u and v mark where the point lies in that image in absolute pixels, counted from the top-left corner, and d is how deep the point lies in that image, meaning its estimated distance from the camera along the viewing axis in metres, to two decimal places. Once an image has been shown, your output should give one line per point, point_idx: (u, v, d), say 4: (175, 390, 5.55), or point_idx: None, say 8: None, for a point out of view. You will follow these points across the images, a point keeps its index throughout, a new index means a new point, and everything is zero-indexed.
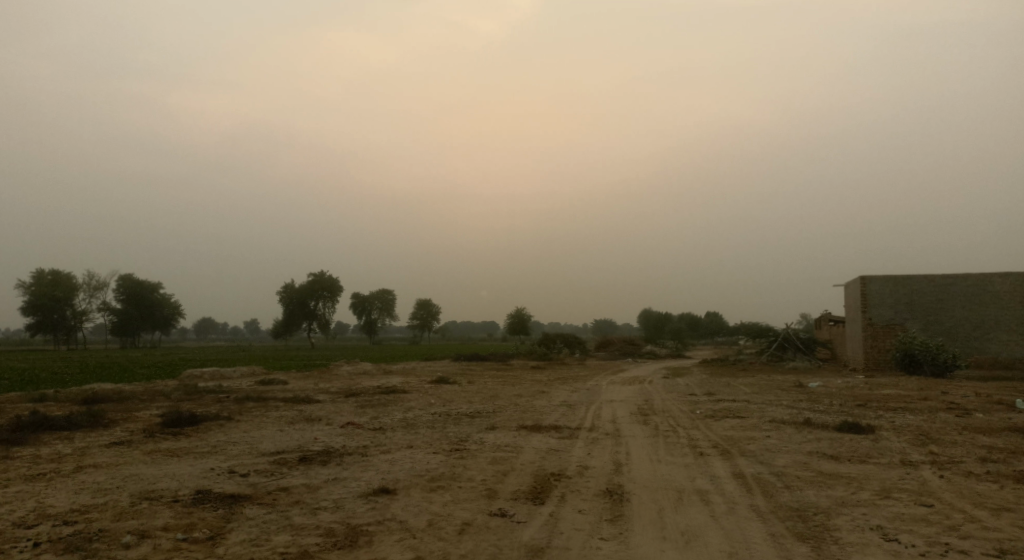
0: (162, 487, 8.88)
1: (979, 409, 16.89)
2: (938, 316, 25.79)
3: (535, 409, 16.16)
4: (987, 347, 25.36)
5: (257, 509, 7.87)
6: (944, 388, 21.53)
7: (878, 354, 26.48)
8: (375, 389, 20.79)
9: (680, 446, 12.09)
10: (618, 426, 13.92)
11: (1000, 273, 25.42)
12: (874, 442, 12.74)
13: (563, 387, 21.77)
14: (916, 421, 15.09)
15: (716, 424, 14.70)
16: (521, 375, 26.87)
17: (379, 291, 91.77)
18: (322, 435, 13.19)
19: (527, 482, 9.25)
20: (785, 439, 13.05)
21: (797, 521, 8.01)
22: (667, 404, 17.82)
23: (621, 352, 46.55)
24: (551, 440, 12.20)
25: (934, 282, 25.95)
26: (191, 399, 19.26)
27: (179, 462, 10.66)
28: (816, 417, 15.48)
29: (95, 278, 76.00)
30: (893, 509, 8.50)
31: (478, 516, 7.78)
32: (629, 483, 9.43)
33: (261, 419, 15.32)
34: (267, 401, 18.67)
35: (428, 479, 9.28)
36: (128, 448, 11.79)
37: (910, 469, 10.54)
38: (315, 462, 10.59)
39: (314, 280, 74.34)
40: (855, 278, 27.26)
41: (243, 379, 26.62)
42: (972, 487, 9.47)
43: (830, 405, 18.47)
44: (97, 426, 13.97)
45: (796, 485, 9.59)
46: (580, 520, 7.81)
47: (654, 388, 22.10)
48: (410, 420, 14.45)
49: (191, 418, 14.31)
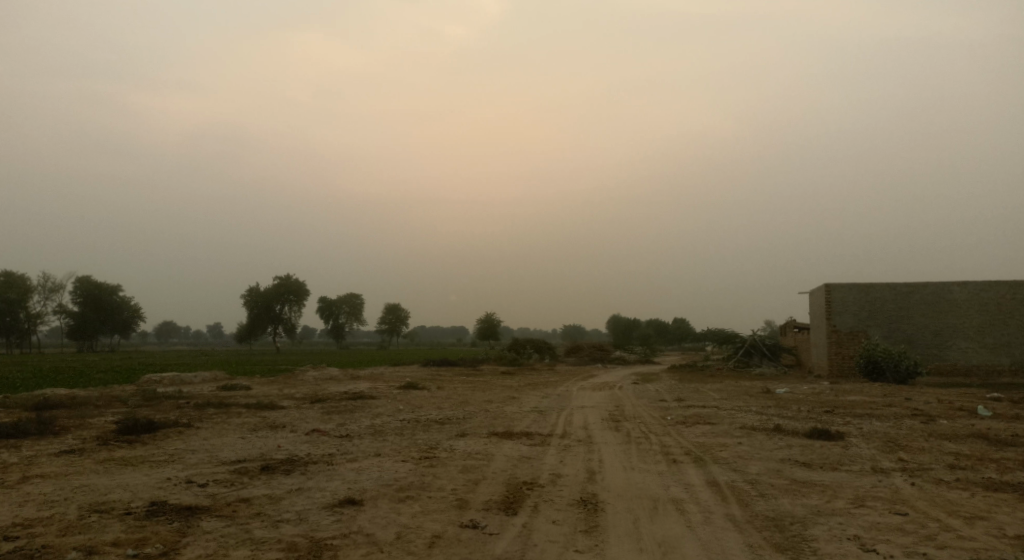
0: (113, 499, 8.45)
1: (942, 416, 16.97)
2: (900, 323, 26.04)
3: (506, 415, 15.85)
4: (948, 354, 25.66)
5: (214, 522, 7.48)
6: (907, 394, 21.70)
7: (842, 361, 26.67)
8: (342, 394, 20.36)
9: (653, 453, 11.90)
10: (589, 433, 13.68)
11: (959, 282, 25.77)
12: (844, 448, 12.67)
13: (533, 392, 21.52)
14: (883, 427, 15.08)
15: (687, 431, 14.55)
16: (491, 381, 26.61)
17: (347, 295, 90.91)
18: (285, 442, 12.78)
19: (498, 491, 8.96)
20: (757, 445, 12.91)
21: (774, 531, 7.83)
22: (637, 410, 17.67)
23: (591, 358, 46.46)
24: (522, 447, 11.93)
25: (896, 290, 26.22)
26: (150, 405, 18.66)
27: (134, 471, 10.21)
28: (785, 424, 15.41)
29: (52, 280, 74.40)
30: (869, 518, 8.36)
31: (448, 527, 7.47)
32: (604, 492, 9.18)
33: (222, 426, 14.83)
34: (229, 407, 18.13)
35: (396, 489, 8.93)
36: (79, 457, 11.29)
37: (883, 477, 10.44)
38: (277, 472, 10.19)
39: (280, 282, 73.46)
40: (819, 286, 27.43)
41: (204, 384, 25.91)
42: (944, 496, 9.38)
43: (797, 410, 18.48)
44: (47, 433, 13.39)
45: (771, 493, 9.42)
46: (555, 531, 7.55)
47: (624, 393, 21.95)
48: (377, 427, 14.10)
49: (148, 425, 13.81)
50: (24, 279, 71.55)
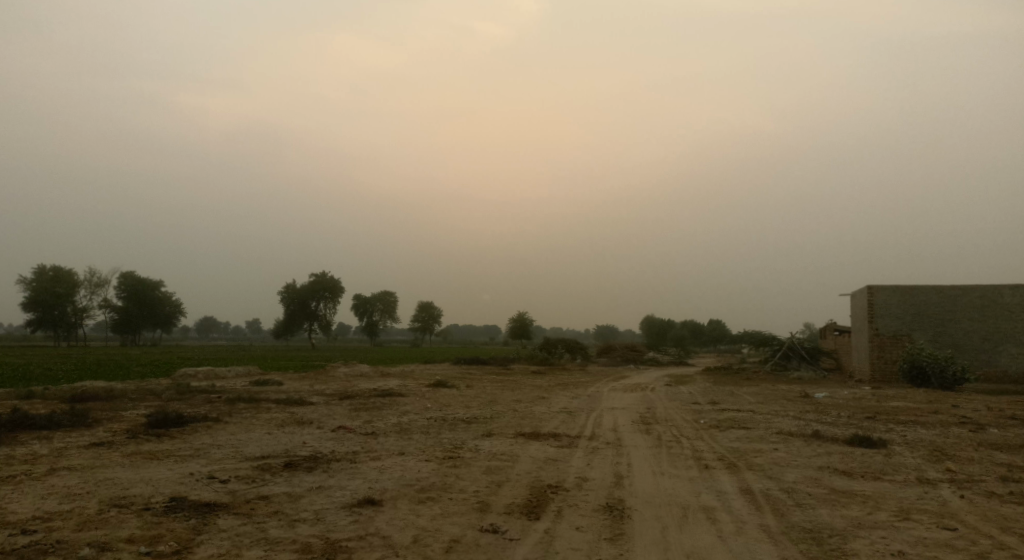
0: (133, 494, 8.37)
1: (992, 424, 16.29)
2: (946, 328, 25.21)
3: (534, 416, 15.61)
4: (996, 360, 24.77)
5: (231, 520, 7.34)
6: (955, 401, 20.96)
7: (884, 365, 25.92)
8: (371, 392, 20.29)
9: (684, 458, 11.54)
10: (619, 435, 13.36)
11: (1009, 286, 24.82)
12: (887, 457, 12.18)
13: (564, 393, 21.23)
14: (928, 435, 14.50)
15: (721, 435, 14.13)
16: (522, 380, 26.39)
17: (381, 293, 91.41)
18: (311, 439, 12.69)
19: (522, 495, 8.71)
20: (794, 452, 12.48)
21: (811, 544, 7.47)
22: (670, 413, 17.31)
23: (624, 359, 45.97)
24: (549, 449, 11.66)
25: (942, 293, 25.39)
26: (182, 399, 18.75)
27: (158, 465, 10.17)
28: (823, 429, 14.94)
29: (97, 274, 75.96)
30: (914, 533, 7.94)
31: (467, 532, 7.25)
32: (631, 497, 8.88)
33: (250, 421, 14.81)
34: (259, 402, 18.16)
35: (417, 490, 8.74)
36: (107, 450, 11.30)
37: (929, 488, 9.97)
38: (300, 469, 10.06)
39: (316, 280, 73.95)
40: (861, 288, 26.69)
41: (237, 379, 26.09)
42: (995, 510, 8.91)
43: (837, 416, 17.94)
44: (79, 425, 13.47)
45: (808, 503, 9.03)
46: (578, 539, 7.27)
47: (657, 395, 21.57)
48: (404, 425, 13.93)
49: (177, 419, 13.83)
50: (71, 273, 73.02)
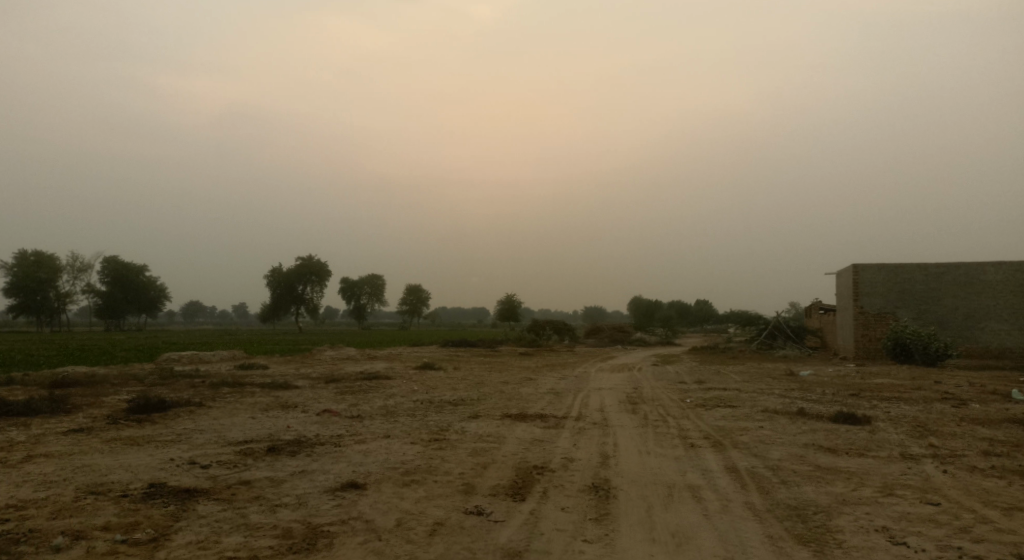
0: (111, 481, 8.23)
1: (974, 400, 16.37)
2: (930, 304, 25.34)
3: (521, 397, 15.55)
4: (979, 336, 24.93)
5: (210, 506, 7.22)
6: (938, 377, 21.08)
7: (869, 342, 26.04)
8: (357, 375, 20.16)
9: (670, 437, 11.50)
10: (605, 415, 13.33)
11: (992, 263, 24.94)
12: (871, 433, 12.20)
13: (551, 373, 21.20)
14: (911, 411, 14.55)
15: (707, 414, 14.12)
16: (509, 362, 26.35)
17: (368, 276, 91.01)
18: (295, 423, 12.55)
19: (507, 476, 8.63)
20: (780, 430, 12.47)
21: (796, 521, 7.43)
22: (656, 392, 17.31)
23: (611, 339, 46.03)
24: (535, 430, 11.60)
25: (926, 271, 25.48)
26: (165, 384, 18.54)
27: (138, 451, 10.01)
28: (809, 407, 14.95)
29: (79, 259, 75.20)
30: (898, 508, 7.93)
31: (452, 514, 7.16)
32: (617, 477, 8.82)
33: (233, 405, 14.66)
34: (244, 387, 18.00)
35: (401, 472, 8.64)
36: (86, 436, 11.13)
37: (912, 464, 9.99)
38: (283, 453, 9.94)
39: (303, 263, 73.41)
40: (846, 266, 26.74)
41: (221, 363, 25.91)
42: (979, 484, 8.93)
43: (823, 393, 18.00)
44: (58, 412, 13.27)
45: (793, 480, 9.02)
46: (563, 519, 7.20)
47: (644, 375, 21.58)
48: (390, 408, 13.84)
49: (159, 404, 13.66)
50: (52, 258, 72.15)
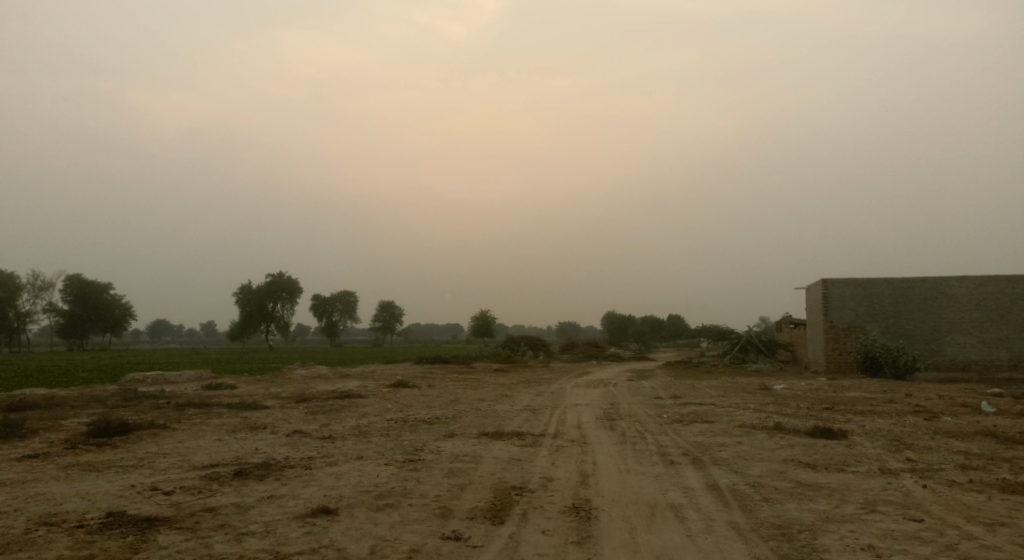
0: (67, 510, 7.81)
1: (945, 413, 16.41)
2: (898, 318, 25.53)
3: (497, 414, 15.28)
4: (947, 349, 25.13)
5: (172, 536, 6.84)
6: (908, 390, 21.19)
7: (839, 356, 26.16)
8: (329, 393, 19.74)
9: (649, 454, 11.29)
10: (583, 432, 13.11)
11: (957, 277, 25.23)
12: (849, 448, 12.10)
13: (527, 390, 20.95)
14: (886, 425, 14.52)
15: (684, 429, 13.96)
16: (483, 379, 26.04)
17: (339, 293, 90.14)
18: (264, 444, 12.15)
19: (485, 498, 8.35)
20: (758, 445, 12.32)
21: (781, 541, 7.24)
22: (632, 408, 17.13)
23: (586, 355, 45.91)
24: (513, 448, 11.33)
25: (893, 284, 25.70)
26: (128, 405, 17.98)
27: (97, 478, 9.57)
28: (784, 421, 14.87)
29: (41, 277, 73.56)
30: (882, 526, 7.79)
31: (428, 540, 6.87)
32: (597, 497, 8.59)
33: (200, 427, 14.20)
34: (210, 407, 17.53)
35: (375, 496, 8.32)
36: (42, 462, 10.64)
37: (892, 479, 9.88)
38: (251, 477, 9.56)
39: (273, 280, 72.46)
40: (816, 281, 26.91)
41: (188, 384, 25.31)
42: (959, 499, 8.83)
43: (797, 407, 17.95)
44: (13, 437, 12.72)
45: (774, 497, 8.84)
46: (544, 543, 6.94)
47: (619, 391, 21.42)
48: (362, 428, 13.49)
49: (121, 427, 13.18)
50: (12, 276, 70.45)
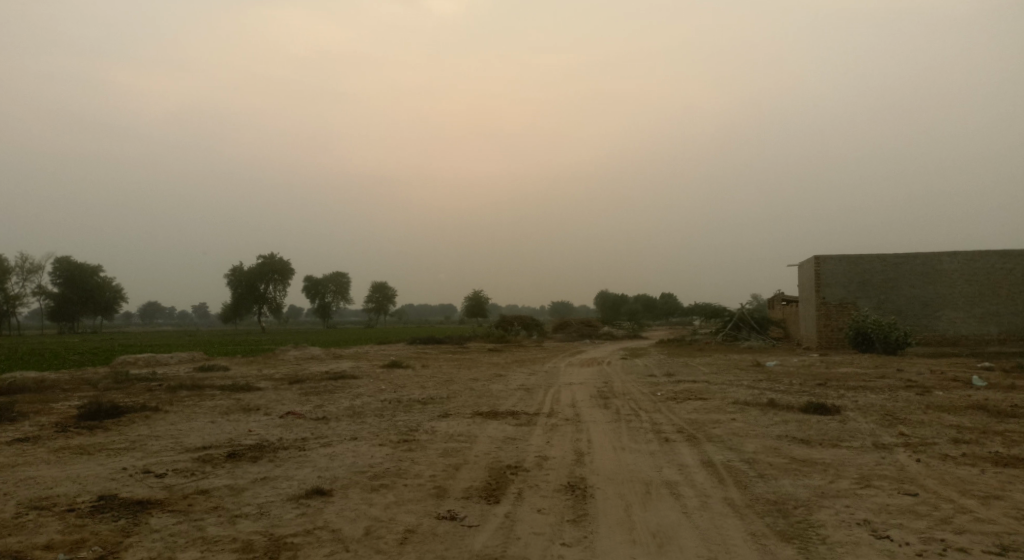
0: (58, 494, 7.74)
1: (937, 387, 16.45)
2: (889, 294, 25.58)
3: (491, 394, 15.25)
4: (938, 325, 25.21)
5: (164, 519, 6.78)
6: (899, 365, 21.28)
7: (831, 332, 26.24)
8: (322, 375, 19.68)
9: (643, 432, 11.28)
10: (578, 411, 13.09)
11: (948, 252, 25.24)
12: (842, 423, 12.12)
13: (521, 369, 20.93)
14: (878, 400, 14.56)
15: (678, 407, 13.96)
16: (477, 358, 26.04)
17: (332, 274, 89.89)
18: (257, 426, 12.08)
19: (480, 477, 8.32)
20: (752, 422, 12.33)
21: (777, 517, 7.23)
22: (626, 386, 17.15)
23: (580, 334, 45.96)
24: (507, 428, 11.29)
25: (885, 260, 25.72)
26: (120, 388, 17.86)
27: (89, 461, 9.50)
28: (778, 397, 14.89)
29: (30, 260, 73.02)
30: (877, 500, 7.79)
31: (423, 520, 6.82)
32: (593, 475, 8.56)
33: (193, 409, 14.12)
34: (203, 389, 17.44)
35: (370, 477, 8.27)
36: (33, 446, 10.55)
37: (886, 453, 9.89)
38: (244, 459, 9.50)
39: (265, 262, 72.08)
40: (808, 257, 26.92)
41: (180, 366, 25.20)
42: (953, 473, 8.84)
43: (790, 384, 17.98)
44: (3, 421, 12.62)
45: (770, 473, 8.84)
46: (539, 522, 6.91)
47: (613, 369, 21.43)
48: (356, 408, 13.43)
49: (113, 410, 13.09)
50: (1, 260, 69.91)
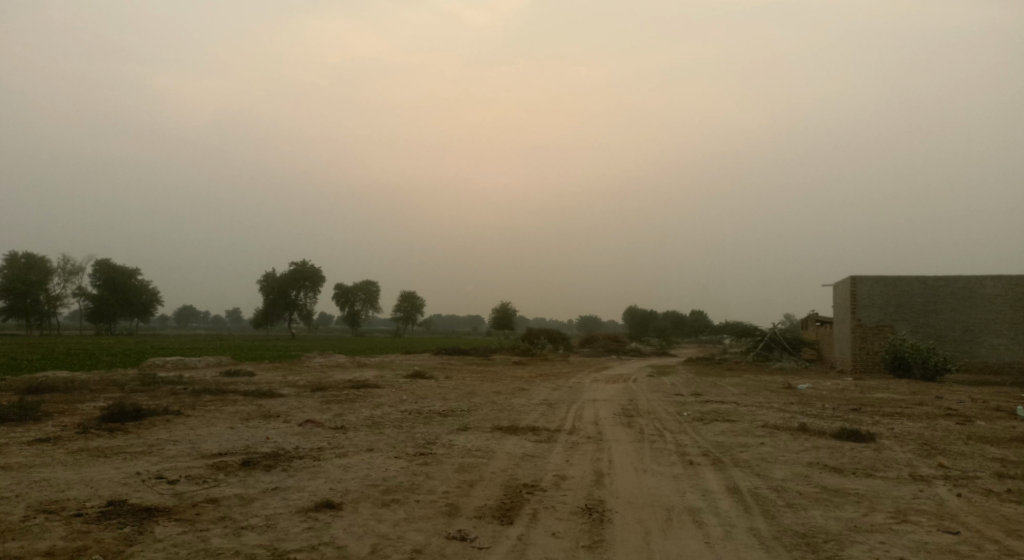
0: (68, 497, 7.66)
1: (977, 417, 15.85)
2: (928, 318, 24.85)
3: (513, 408, 15.01)
4: (979, 351, 24.42)
5: (170, 528, 6.64)
6: (938, 392, 20.59)
7: (866, 356, 25.54)
8: (345, 383, 19.59)
9: (667, 454, 10.92)
10: (600, 429, 12.77)
11: (991, 277, 24.47)
12: (877, 451, 11.65)
13: (545, 384, 20.64)
14: (916, 428, 14.03)
15: (705, 428, 13.57)
16: (502, 371, 25.77)
17: (362, 282, 90.41)
18: (275, 434, 11.95)
19: (495, 496, 8.06)
20: (781, 447, 11.91)
21: (806, 551, 6.87)
22: (652, 404, 16.77)
23: (607, 349, 45.46)
24: (527, 444, 11.04)
25: (924, 283, 25.03)
26: (145, 391, 17.90)
27: (104, 464, 9.42)
28: (810, 422, 14.42)
29: (71, 261, 74.49)
30: (914, 537, 7.38)
31: (432, 540, 6.59)
32: (611, 498, 8.27)
33: (213, 414, 14.06)
34: (226, 394, 17.42)
35: (382, 491, 8.07)
36: (52, 447, 10.52)
37: (924, 486, 9.44)
38: (258, 468, 9.36)
39: (296, 269, 72.70)
40: (843, 278, 26.27)
41: (207, 369, 25.30)
42: (997, 510, 8.39)
43: (823, 408, 17.47)
44: (26, 419, 12.65)
45: (799, 503, 8.47)
46: (553, 546, 6.64)
47: (639, 386, 21.01)
48: (376, 419, 13.26)
49: (134, 412, 13.06)
50: (43, 260, 71.39)
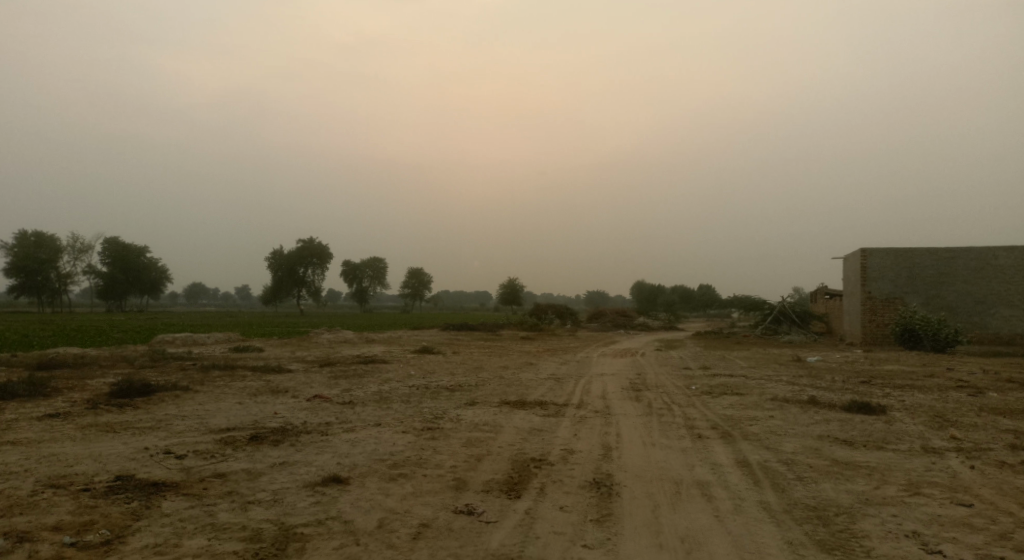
0: (77, 472, 7.66)
1: (990, 389, 15.71)
2: (940, 290, 24.64)
3: (521, 382, 14.99)
4: (990, 323, 24.23)
5: (177, 503, 6.62)
6: (949, 364, 20.46)
7: (876, 328, 25.38)
8: (353, 358, 19.61)
9: (676, 428, 10.86)
10: (608, 403, 12.72)
11: (1004, 248, 24.19)
12: (888, 424, 11.55)
13: (553, 358, 20.61)
14: (927, 400, 13.93)
15: (713, 402, 13.50)
16: (510, 346, 25.76)
17: (370, 259, 90.49)
18: (282, 409, 11.94)
19: (502, 470, 8.03)
20: (791, 420, 11.83)
21: (817, 524, 6.81)
22: (660, 378, 16.73)
23: (614, 323, 45.44)
24: (535, 418, 10.99)
25: (936, 255, 24.78)
26: (155, 367, 17.94)
27: (112, 439, 9.42)
28: (819, 395, 14.34)
29: (80, 240, 74.73)
30: (927, 510, 7.31)
31: (440, 514, 6.55)
32: (620, 472, 8.22)
33: (222, 390, 14.06)
34: (235, 370, 17.45)
35: (389, 465, 8.04)
36: (61, 422, 10.55)
37: (936, 458, 9.34)
38: (266, 442, 9.35)
39: (303, 246, 72.83)
40: (854, 251, 26.04)
41: (216, 346, 25.38)
42: (1010, 482, 8.30)
43: (832, 380, 17.37)
44: (35, 395, 12.69)
45: (809, 476, 8.40)
46: (561, 520, 6.60)
47: (647, 361, 20.96)
48: (383, 394, 13.23)
49: (143, 388, 13.09)
50: (54, 239, 71.67)
